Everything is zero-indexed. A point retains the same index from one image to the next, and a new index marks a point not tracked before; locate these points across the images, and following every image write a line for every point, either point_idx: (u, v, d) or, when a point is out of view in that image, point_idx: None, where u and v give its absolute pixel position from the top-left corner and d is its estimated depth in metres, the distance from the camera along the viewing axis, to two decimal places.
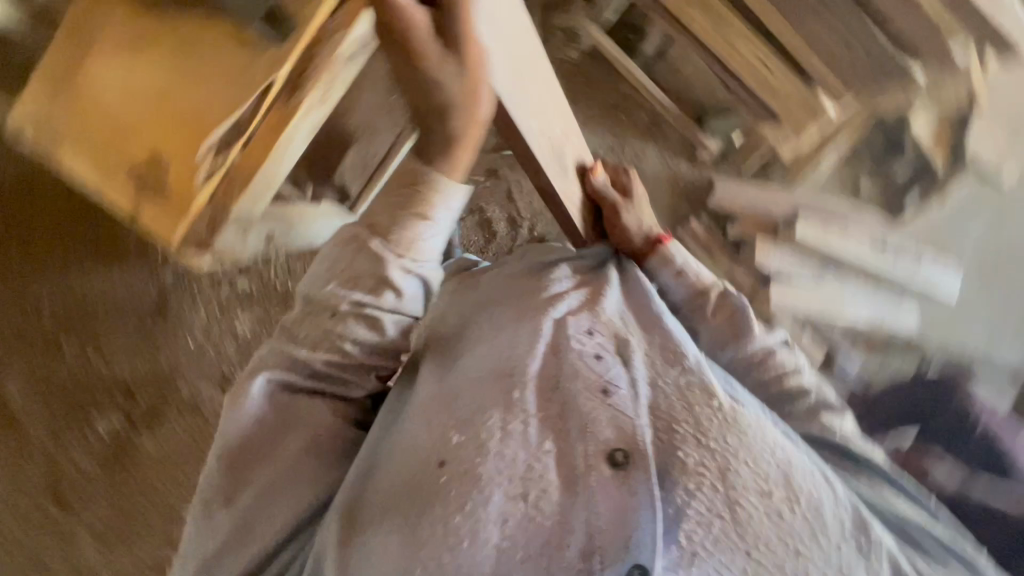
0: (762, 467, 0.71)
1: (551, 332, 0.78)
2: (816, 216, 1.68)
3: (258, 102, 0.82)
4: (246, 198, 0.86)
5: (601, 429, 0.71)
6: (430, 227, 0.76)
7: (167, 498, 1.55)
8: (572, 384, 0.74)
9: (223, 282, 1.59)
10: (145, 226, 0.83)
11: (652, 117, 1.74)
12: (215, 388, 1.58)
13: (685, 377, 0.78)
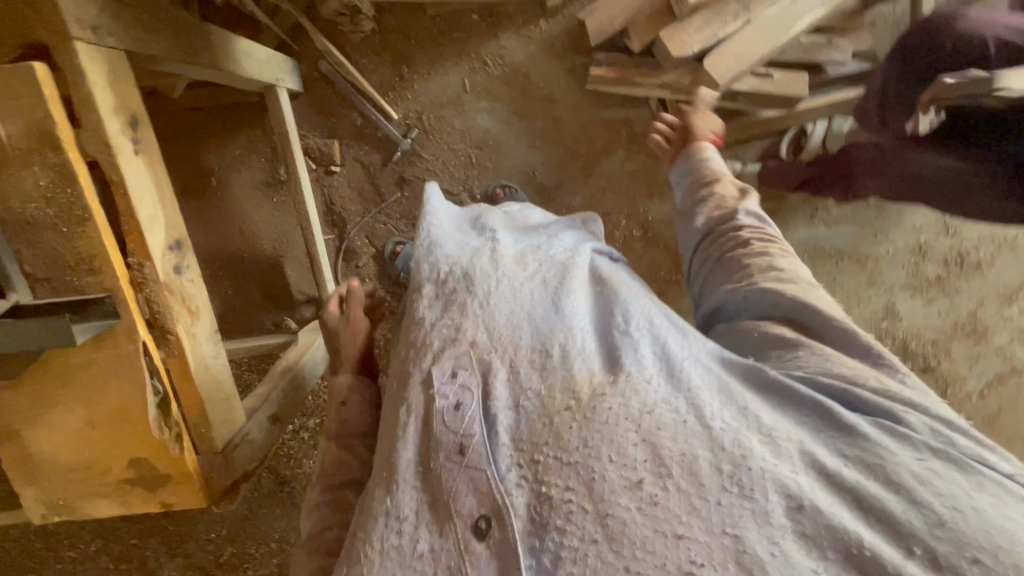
0: (620, 451, 0.57)
1: (416, 410, 0.64)
2: None
3: (153, 365, 0.85)
4: (218, 426, 0.93)
5: (462, 494, 0.58)
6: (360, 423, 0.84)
7: None
8: (439, 468, 0.60)
9: (302, 431, 1.88)
10: (183, 507, 0.92)
11: (481, 11, 1.62)
12: None
13: (539, 381, 0.63)
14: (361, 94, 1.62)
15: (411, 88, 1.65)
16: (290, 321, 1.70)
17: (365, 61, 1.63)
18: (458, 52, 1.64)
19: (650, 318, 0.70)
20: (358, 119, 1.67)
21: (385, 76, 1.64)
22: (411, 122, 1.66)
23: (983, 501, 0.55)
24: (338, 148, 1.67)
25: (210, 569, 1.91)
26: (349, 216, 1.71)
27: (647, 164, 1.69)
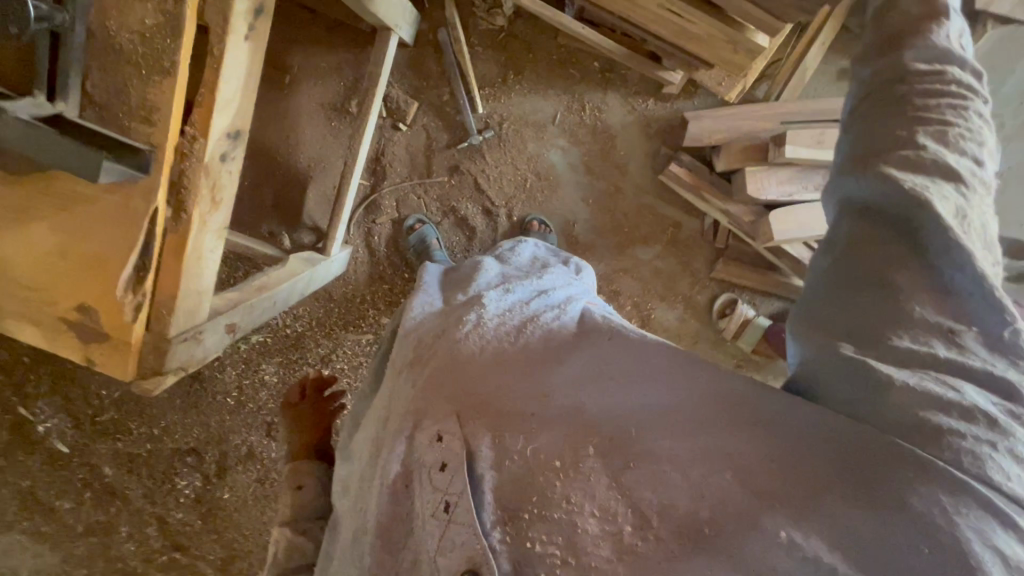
0: (600, 506, 0.58)
1: (397, 463, 0.68)
2: (809, 125, 1.47)
3: (152, 230, 0.83)
4: (180, 315, 0.92)
5: (446, 553, 0.60)
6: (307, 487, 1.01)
7: (228, 530, 1.87)
8: (420, 523, 0.64)
9: (239, 343, 1.81)
10: (104, 371, 0.89)
11: (603, 61, 1.63)
12: (265, 436, 1.86)
13: (524, 424, 0.64)
14: (461, 76, 1.63)
15: (507, 94, 1.66)
16: (284, 237, 1.69)
17: (478, 47, 1.63)
18: (564, 85, 1.65)
19: (647, 372, 0.67)
20: (445, 95, 1.67)
21: (488, 71, 1.64)
22: (490, 123, 1.67)
23: (984, 542, 0.50)
24: (413, 110, 1.67)
25: (82, 422, 1.83)
26: (390, 174, 1.71)
27: (673, 269, 1.73)
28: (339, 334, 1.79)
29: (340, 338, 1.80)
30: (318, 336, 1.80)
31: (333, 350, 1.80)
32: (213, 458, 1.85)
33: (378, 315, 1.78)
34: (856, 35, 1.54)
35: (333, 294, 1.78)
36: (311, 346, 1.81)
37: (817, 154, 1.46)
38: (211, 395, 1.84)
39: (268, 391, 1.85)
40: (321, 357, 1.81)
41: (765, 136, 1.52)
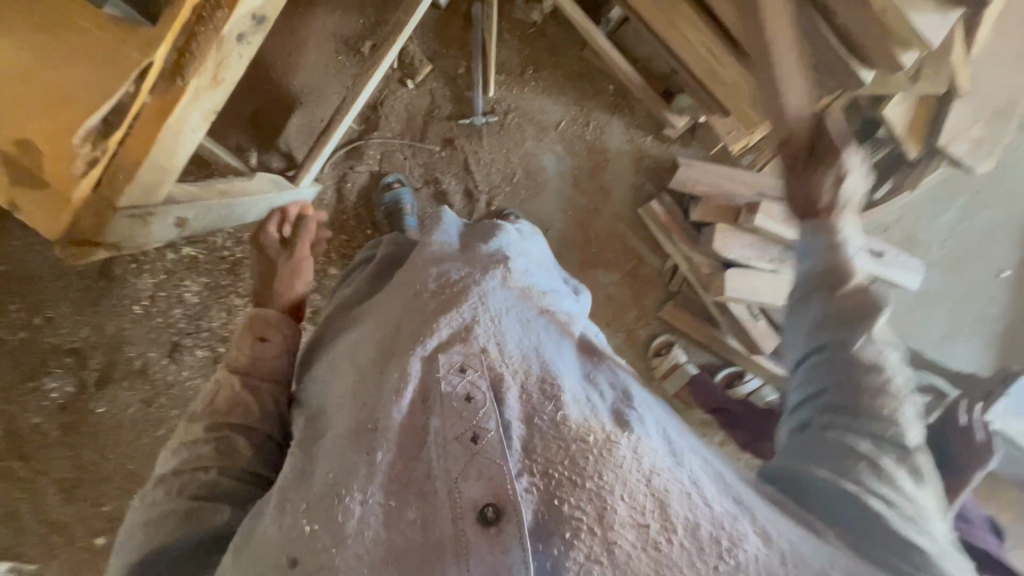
0: (629, 495, 0.56)
1: (413, 380, 0.63)
2: (780, 203, 1.60)
3: (139, 85, 0.76)
4: (136, 188, 0.83)
5: (468, 482, 0.57)
6: (270, 341, 0.89)
7: (90, 448, 1.67)
8: (437, 445, 0.60)
9: (167, 252, 1.68)
10: (28, 222, 0.80)
11: (617, 88, 1.68)
12: (164, 355, 1.69)
13: (554, 401, 0.62)
14: (481, 54, 1.61)
15: (519, 87, 1.67)
16: (251, 155, 1.59)
17: (506, 35, 1.64)
18: (575, 97, 1.68)
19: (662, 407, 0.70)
20: (461, 69, 1.66)
21: (508, 60, 1.65)
22: (497, 109, 1.68)
23: None
24: (425, 73, 1.64)
25: None
26: (383, 128, 1.67)
27: (625, 300, 1.80)
28: None
29: None
30: None
31: None
32: (97, 366, 1.67)
33: (326, 264, 1.67)
34: None
35: None
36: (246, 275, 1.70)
37: (780, 230, 1.59)
38: (116, 298, 1.67)
39: (183, 309, 1.70)
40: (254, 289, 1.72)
41: (742, 201, 1.63)
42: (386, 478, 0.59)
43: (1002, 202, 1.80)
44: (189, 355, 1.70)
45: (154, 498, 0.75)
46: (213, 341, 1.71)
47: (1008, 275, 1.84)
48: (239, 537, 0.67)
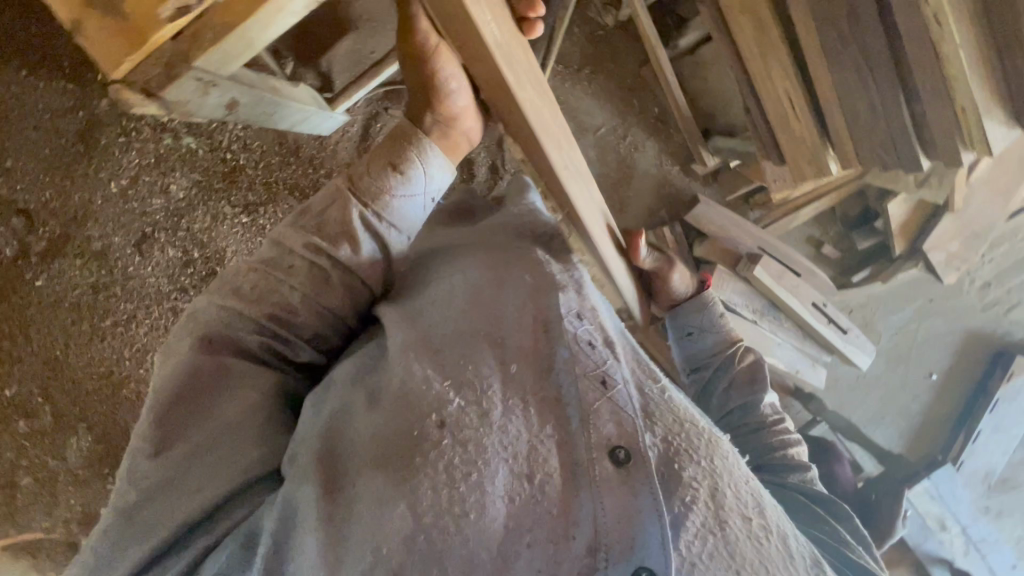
0: (726, 475, 0.72)
1: (550, 322, 0.79)
2: (777, 261, 1.71)
3: None
4: (216, 54, 0.76)
5: (603, 420, 0.69)
6: (405, 190, 0.81)
7: (20, 324, 1.51)
8: (568, 375, 0.73)
9: (164, 136, 1.54)
10: (88, 50, 0.72)
11: (662, 112, 1.74)
12: (131, 246, 1.54)
13: (656, 381, 0.81)
14: (547, 38, 1.59)
15: (572, 83, 1.68)
16: None
17: (574, 28, 1.64)
18: (620, 109, 1.72)
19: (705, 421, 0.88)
20: None
21: (570, 53, 1.65)
22: (545, 97, 1.67)
23: None
24: None
25: None
26: None
27: None
28: (282, 193, 1.64)
29: (279, 197, 1.65)
30: (257, 180, 1.62)
31: (265, 203, 1.64)
32: (49, 236, 1.51)
33: None
34: (834, 219, 1.84)
35: (301, 151, 1.65)
36: (244, 186, 1.61)
37: (771, 286, 1.70)
38: (90, 168, 1.50)
39: (164, 202, 1.56)
40: (248, 202, 1.62)
41: (744, 250, 1.72)
42: (526, 393, 0.70)
43: (950, 313, 2.01)
44: (159, 252, 1.56)
45: (199, 318, 0.72)
46: (189, 245, 1.58)
47: (936, 377, 2.05)
48: (363, 399, 0.70)
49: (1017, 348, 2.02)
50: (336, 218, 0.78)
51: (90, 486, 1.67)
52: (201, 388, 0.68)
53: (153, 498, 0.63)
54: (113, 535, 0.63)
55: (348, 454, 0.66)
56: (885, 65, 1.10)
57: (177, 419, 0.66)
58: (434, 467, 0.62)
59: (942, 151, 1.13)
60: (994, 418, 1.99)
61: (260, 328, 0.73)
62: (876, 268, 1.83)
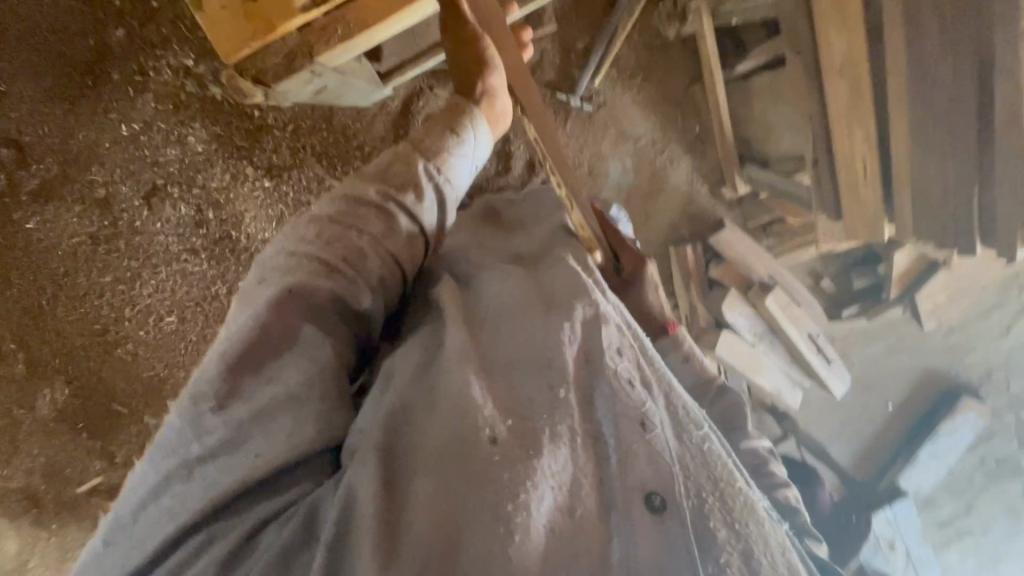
0: (763, 537, 0.67)
1: (588, 349, 0.76)
2: (785, 293, 1.79)
3: None
4: (335, 54, 0.75)
5: (640, 463, 0.68)
6: (459, 150, 0.87)
7: (10, 268, 1.41)
8: (610, 411, 0.71)
9: (186, 81, 1.39)
10: (210, 33, 0.71)
11: (702, 131, 1.75)
12: (139, 197, 1.42)
13: (699, 427, 0.74)
14: (607, 40, 1.55)
15: (622, 89, 1.65)
16: None
17: (634, 34, 1.61)
18: (663, 122, 1.71)
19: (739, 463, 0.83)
20: (580, 44, 1.57)
21: (625, 58, 1.63)
22: (595, 99, 1.63)
23: None
24: (548, 30, 1.51)
25: None
26: None
27: None
28: (308, 160, 1.52)
29: (304, 163, 1.53)
30: (283, 143, 1.50)
31: (289, 167, 1.51)
32: (43, 174, 1.36)
33: None
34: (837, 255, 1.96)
35: (335, 119, 1.53)
36: (269, 147, 1.49)
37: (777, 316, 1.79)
38: (98, 106, 1.35)
39: (179, 152, 1.42)
40: (272, 165, 1.50)
41: (756, 278, 1.79)
42: (572, 424, 0.68)
43: (917, 352, 2.20)
44: (169, 208, 1.44)
45: (274, 266, 0.74)
46: (202, 203, 1.46)
47: (891, 408, 2.24)
48: (409, 419, 0.68)
49: (968, 390, 2.23)
50: (398, 171, 0.82)
51: (58, 437, 1.59)
52: (269, 345, 0.69)
53: (211, 452, 0.63)
54: (159, 491, 0.62)
55: (409, 461, 0.64)
56: (969, 159, 1.16)
57: (240, 373, 0.67)
58: (486, 489, 0.61)
59: (998, 241, 1.20)
60: (935, 449, 2.15)
61: (330, 278, 0.73)
62: (865, 305, 1.96)
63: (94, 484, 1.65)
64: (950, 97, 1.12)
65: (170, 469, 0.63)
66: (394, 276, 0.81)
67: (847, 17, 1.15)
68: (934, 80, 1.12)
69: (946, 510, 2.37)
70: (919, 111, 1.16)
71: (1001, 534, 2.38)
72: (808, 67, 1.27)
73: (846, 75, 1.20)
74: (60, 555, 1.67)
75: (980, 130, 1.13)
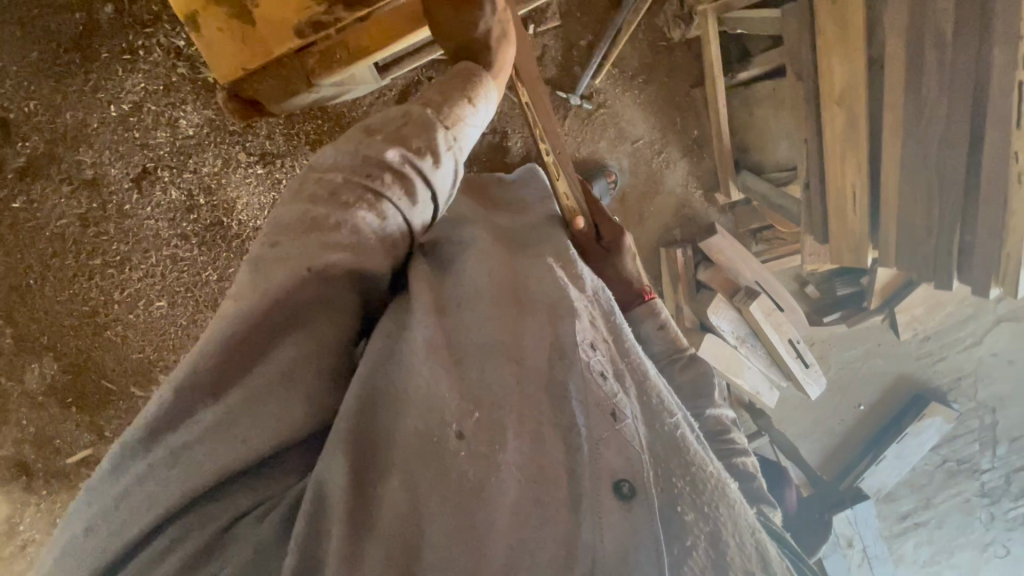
0: (734, 524, 0.69)
1: (561, 340, 0.75)
2: (770, 299, 1.82)
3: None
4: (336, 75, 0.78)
5: (609, 453, 0.68)
6: (473, 116, 0.74)
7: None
8: (581, 401, 0.71)
9: (177, 63, 1.35)
10: (201, 49, 0.72)
11: (701, 135, 1.75)
12: (128, 179, 1.40)
13: (671, 416, 0.76)
14: (611, 38, 1.52)
15: (623, 89, 1.64)
16: None
17: (639, 33, 1.59)
18: (662, 124, 1.71)
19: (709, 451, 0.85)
20: (582, 41, 1.54)
21: (628, 58, 1.61)
22: (595, 98, 1.61)
23: None
24: (551, 24, 1.49)
25: None
26: None
27: None
28: (302, 148, 1.49)
29: (298, 151, 1.49)
30: (277, 129, 1.46)
31: (283, 155, 1.48)
32: (31, 152, 1.34)
33: None
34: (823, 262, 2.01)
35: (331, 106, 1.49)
36: (262, 133, 1.45)
37: (761, 322, 1.81)
38: (86, 85, 1.31)
39: (170, 135, 1.39)
40: (265, 151, 1.47)
41: (743, 283, 1.83)
42: (538, 417, 0.70)
43: (892, 357, 2.28)
44: (160, 191, 1.42)
45: (284, 225, 0.65)
46: (194, 188, 1.44)
47: (863, 409, 2.33)
48: (382, 410, 0.68)
49: (937, 395, 2.31)
50: (413, 131, 0.69)
51: (46, 409, 1.62)
52: (269, 323, 0.61)
53: (199, 439, 0.58)
54: (144, 478, 0.58)
55: (385, 455, 0.67)
56: (957, 198, 1.17)
57: (238, 358, 0.60)
58: (453, 481, 0.64)
59: (975, 279, 1.21)
60: (899, 448, 2.25)
61: (346, 247, 0.64)
62: (846, 312, 2.01)
63: (82, 456, 1.68)
64: (943, 135, 1.14)
65: (157, 455, 0.58)
66: (407, 240, 0.73)
67: (851, 43, 1.17)
68: (928, 115, 1.14)
69: (905, 505, 2.48)
70: (911, 144, 1.18)
71: (953, 528, 2.50)
72: (810, 92, 1.29)
73: (846, 105, 1.22)
74: (48, 520, 1.73)
75: (968, 170, 1.15)
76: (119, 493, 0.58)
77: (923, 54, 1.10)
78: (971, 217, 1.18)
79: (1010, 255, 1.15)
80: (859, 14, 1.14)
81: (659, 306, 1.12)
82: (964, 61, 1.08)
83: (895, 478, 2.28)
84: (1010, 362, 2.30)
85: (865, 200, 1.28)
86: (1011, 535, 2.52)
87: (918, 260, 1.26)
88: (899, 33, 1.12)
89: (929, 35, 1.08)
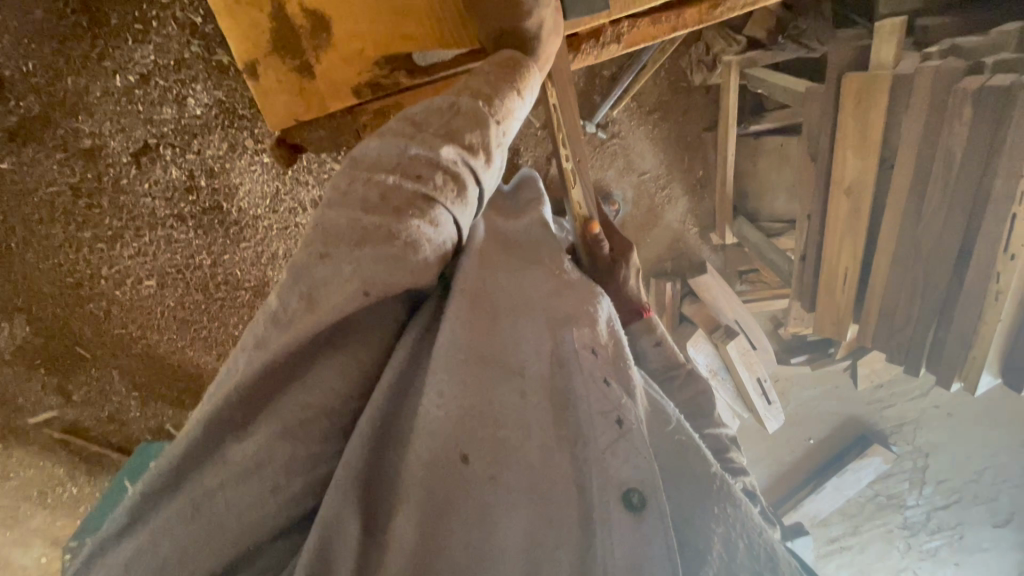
0: (743, 515, 0.71)
1: (558, 350, 0.76)
2: (746, 339, 1.88)
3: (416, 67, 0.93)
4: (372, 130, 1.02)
5: (616, 463, 0.68)
6: (520, 107, 0.77)
7: None
8: (584, 411, 0.71)
9: (191, 39, 1.25)
10: (265, 116, 0.97)
11: (704, 176, 1.79)
12: (127, 153, 1.35)
13: (669, 420, 0.76)
14: (634, 76, 1.54)
15: (638, 123, 1.66)
16: None
17: (662, 72, 1.61)
18: (670, 161, 1.74)
19: None
20: (605, 73, 1.55)
21: (648, 94, 1.63)
22: (610, 130, 1.63)
23: None
24: None
25: None
26: None
27: None
28: None
29: None
30: None
31: None
32: (24, 113, 1.28)
33: None
34: None
35: None
36: None
37: (734, 361, 1.87)
38: (92, 51, 1.24)
39: (176, 113, 1.32)
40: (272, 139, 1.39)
41: (723, 321, 1.89)
42: (543, 430, 0.71)
43: (845, 398, 2.43)
44: (160, 169, 1.38)
45: (335, 237, 0.67)
46: (195, 170, 1.39)
47: (812, 442, 2.49)
48: (384, 437, 0.72)
49: (880, 437, 2.47)
50: (464, 125, 0.71)
51: (13, 367, 1.57)
52: (295, 360, 0.67)
53: (223, 485, 0.66)
54: (167, 526, 0.65)
55: (389, 488, 0.71)
56: (936, 298, 1.27)
57: (253, 402, 0.67)
58: (460, 499, 0.68)
59: (941, 369, 1.32)
60: (840, 482, 2.40)
61: (401, 258, 0.66)
62: (812, 356, 2.11)
63: (46, 417, 1.65)
64: (937, 243, 1.21)
65: (179, 502, 0.66)
66: (455, 243, 0.75)
67: (867, 136, 1.22)
68: (926, 222, 1.21)
69: (835, 530, 2.68)
70: (904, 242, 1.26)
71: (874, 555, 2.71)
72: (822, 169, 1.36)
73: (852, 194, 1.30)
74: (6, 474, 1.71)
75: (952, 276, 1.23)
76: (141, 541, 0.65)
77: (932, 163, 1.16)
78: (948, 317, 1.28)
79: (975, 356, 1.26)
80: (880, 114, 1.19)
81: (656, 321, 1.05)
82: (970, 181, 1.14)
83: (831, 507, 2.45)
84: (949, 415, 2.46)
85: (854, 278, 1.37)
86: (923, 566, 2.72)
87: (893, 343, 1.38)
88: (913, 141, 1.17)
89: (941, 150, 1.14)
